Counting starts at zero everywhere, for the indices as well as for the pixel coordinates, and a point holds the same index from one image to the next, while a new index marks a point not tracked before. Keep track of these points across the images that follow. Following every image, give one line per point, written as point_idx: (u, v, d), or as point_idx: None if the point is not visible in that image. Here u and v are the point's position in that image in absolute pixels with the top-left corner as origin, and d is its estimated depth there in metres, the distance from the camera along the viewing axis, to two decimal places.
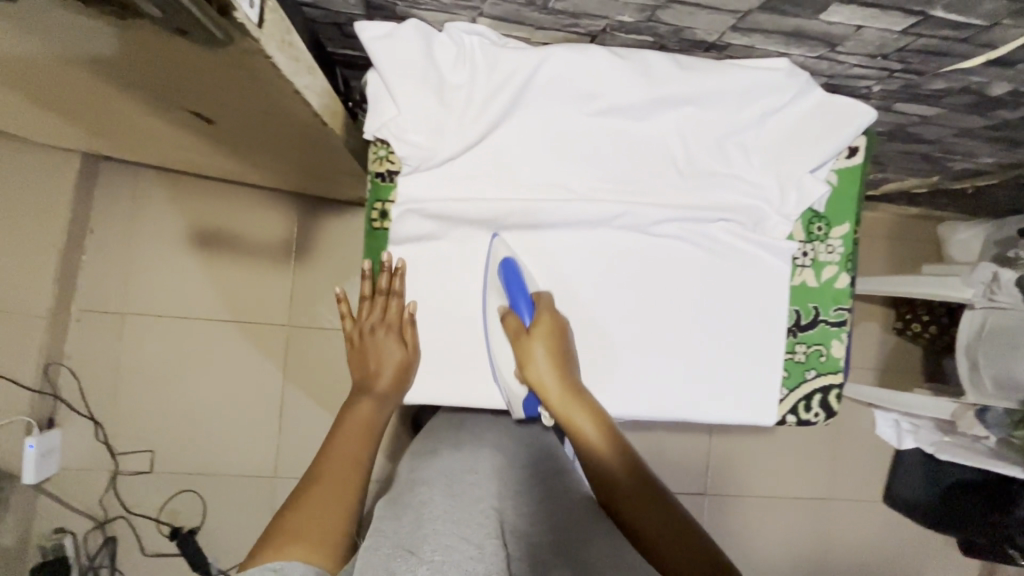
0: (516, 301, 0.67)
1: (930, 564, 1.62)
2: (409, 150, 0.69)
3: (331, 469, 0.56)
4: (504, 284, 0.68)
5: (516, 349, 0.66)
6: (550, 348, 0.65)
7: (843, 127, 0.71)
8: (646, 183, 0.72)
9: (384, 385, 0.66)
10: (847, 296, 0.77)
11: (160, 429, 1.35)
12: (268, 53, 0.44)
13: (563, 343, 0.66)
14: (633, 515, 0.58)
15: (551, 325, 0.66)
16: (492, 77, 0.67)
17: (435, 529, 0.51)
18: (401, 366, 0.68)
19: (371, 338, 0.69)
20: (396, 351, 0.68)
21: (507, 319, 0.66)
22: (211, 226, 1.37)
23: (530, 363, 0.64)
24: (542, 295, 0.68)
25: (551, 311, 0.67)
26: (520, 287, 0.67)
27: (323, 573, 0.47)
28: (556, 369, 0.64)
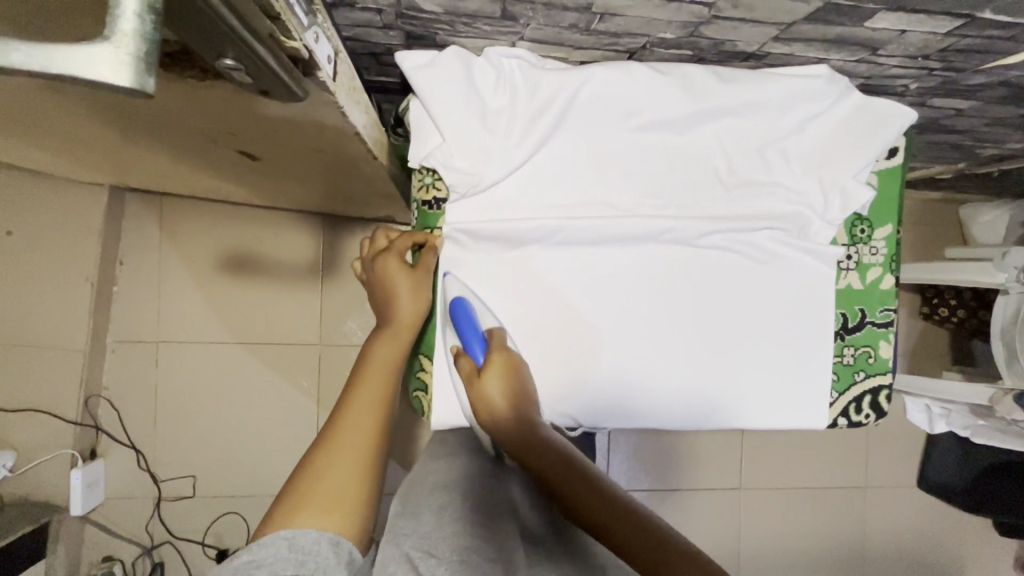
0: (469, 343, 0.66)
1: (967, 545, 1.62)
2: (456, 177, 0.69)
3: (345, 430, 0.58)
4: (456, 327, 0.67)
5: (472, 393, 0.64)
6: (503, 385, 0.63)
7: (885, 128, 0.71)
8: (689, 195, 0.72)
9: (399, 317, 0.67)
10: (892, 297, 0.77)
11: (199, 454, 1.37)
12: (336, 101, 0.45)
13: (518, 378, 0.65)
14: (599, 523, 0.52)
15: (502, 363, 0.64)
16: (533, 100, 0.67)
17: (457, 531, 0.52)
18: (413, 290, 0.68)
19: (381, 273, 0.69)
20: (404, 280, 0.68)
21: (461, 361, 0.66)
22: (236, 249, 1.38)
23: (484, 405, 0.63)
24: (496, 331, 0.67)
25: (503, 349, 0.65)
26: (472, 328, 0.66)
27: (335, 536, 0.51)
28: (511, 405, 0.62)
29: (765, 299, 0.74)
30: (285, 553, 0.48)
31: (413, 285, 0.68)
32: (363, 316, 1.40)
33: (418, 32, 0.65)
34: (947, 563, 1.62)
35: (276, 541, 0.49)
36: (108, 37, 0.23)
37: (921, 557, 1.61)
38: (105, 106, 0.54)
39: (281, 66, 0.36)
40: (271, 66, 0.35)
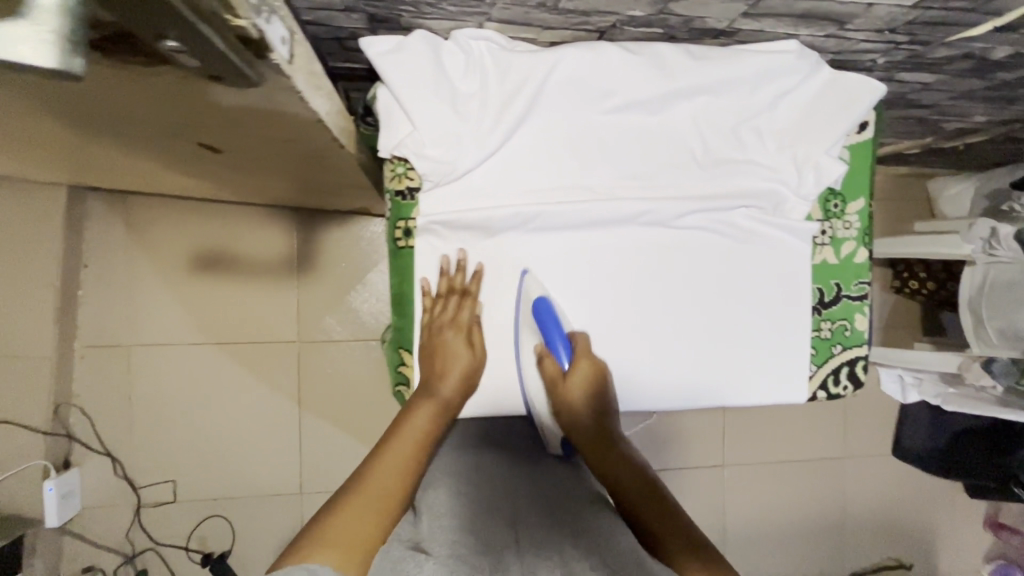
0: (554, 343, 0.69)
1: (939, 508, 1.69)
2: (428, 165, 0.66)
3: (374, 479, 0.57)
4: (542, 326, 0.69)
5: (554, 394, 0.69)
6: (589, 393, 0.68)
7: (855, 102, 0.72)
8: (666, 176, 0.71)
9: (447, 390, 0.66)
10: (866, 270, 0.78)
11: (179, 458, 1.34)
12: (295, 87, 0.43)
13: (599, 383, 0.69)
14: (631, 504, 0.62)
15: (590, 369, 0.69)
16: (503, 84, 0.66)
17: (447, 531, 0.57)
18: (467, 370, 0.67)
19: (440, 339, 0.68)
20: (463, 357, 0.67)
21: (546, 362, 0.69)
22: (207, 248, 1.34)
23: (569, 405, 0.69)
24: (578, 334, 0.70)
25: (588, 354, 0.69)
26: (559, 331, 0.69)
27: None
28: (593, 413, 0.68)
29: (743, 279, 0.74)
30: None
31: (467, 364, 0.67)
32: (343, 310, 1.38)
33: (382, 15, 0.62)
34: (922, 526, 1.68)
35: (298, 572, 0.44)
36: (23, 15, 0.22)
37: (897, 521, 1.67)
38: (52, 100, 0.51)
39: (230, 49, 0.34)
40: (219, 48, 0.33)
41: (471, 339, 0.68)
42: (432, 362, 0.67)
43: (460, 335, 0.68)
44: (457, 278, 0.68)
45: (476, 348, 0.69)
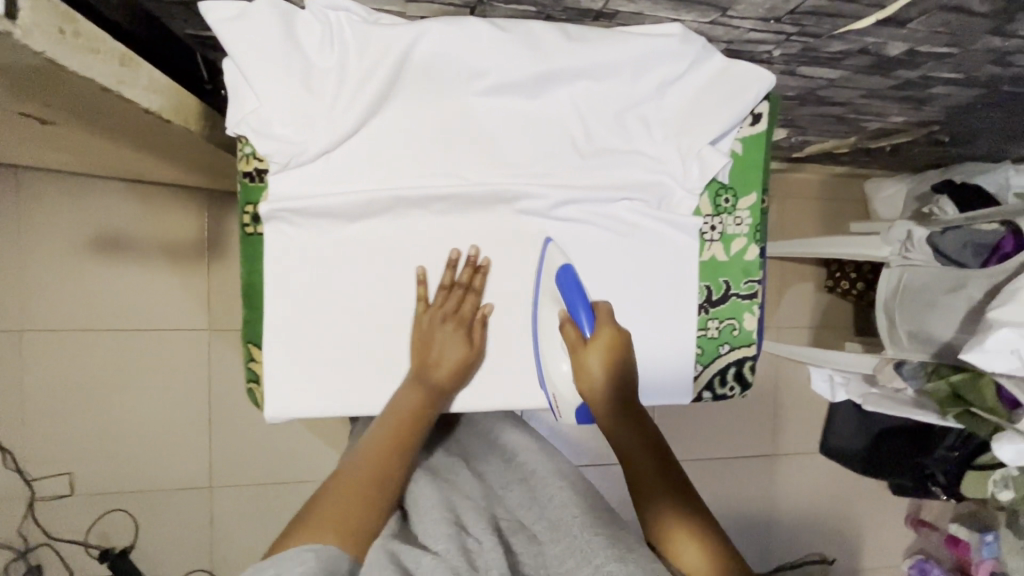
0: (576, 310, 0.63)
1: (864, 505, 1.72)
2: (274, 144, 0.60)
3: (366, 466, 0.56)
4: (563, 291, 0.64)
5: (572, 361, 0.63)
6: (607, 364, 0.62)
7: (743, 92, 0.69)
8: (544, 165, 0.68)
9: (442, 380, 0.63)
10: (756, 267, 0.76)
11: (76, 450, 1.27)
12: (37, 49, 0.38)
13: (623, 359, 0.63)
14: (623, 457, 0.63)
15: (613, 338, 0.62)
16: (362, 57, 0.60)
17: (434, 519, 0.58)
18: (462, 363, 0.64)
19: (438, 331, 0.64)
20: (460, 350, 0.64)
21: (565, 329, 0.63)
22: (109, 228, 1.25)
23: (585, 375, 0.62)
24: (603, 305, 0.64)
25: (612, 323, 0.63)
26: (580, 295, 0.64)
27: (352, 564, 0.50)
28: (611, 387, 0.62)
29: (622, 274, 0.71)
30: (314, 568, 0.47)
31: (466, 358, 0.65)
32: None
33: None
34: (847, 522, 1.71)
35: (301, 555, 0.48)
36: None
37: (823, 518, 1.69)
38: None
39: None
40: None
41: (470, 336, 0.65)
42: (428, 351, 0.64)
43: (459, 329, 0.65)
44: (463, 274, 0.66)
45: (475, 343, 0.66)
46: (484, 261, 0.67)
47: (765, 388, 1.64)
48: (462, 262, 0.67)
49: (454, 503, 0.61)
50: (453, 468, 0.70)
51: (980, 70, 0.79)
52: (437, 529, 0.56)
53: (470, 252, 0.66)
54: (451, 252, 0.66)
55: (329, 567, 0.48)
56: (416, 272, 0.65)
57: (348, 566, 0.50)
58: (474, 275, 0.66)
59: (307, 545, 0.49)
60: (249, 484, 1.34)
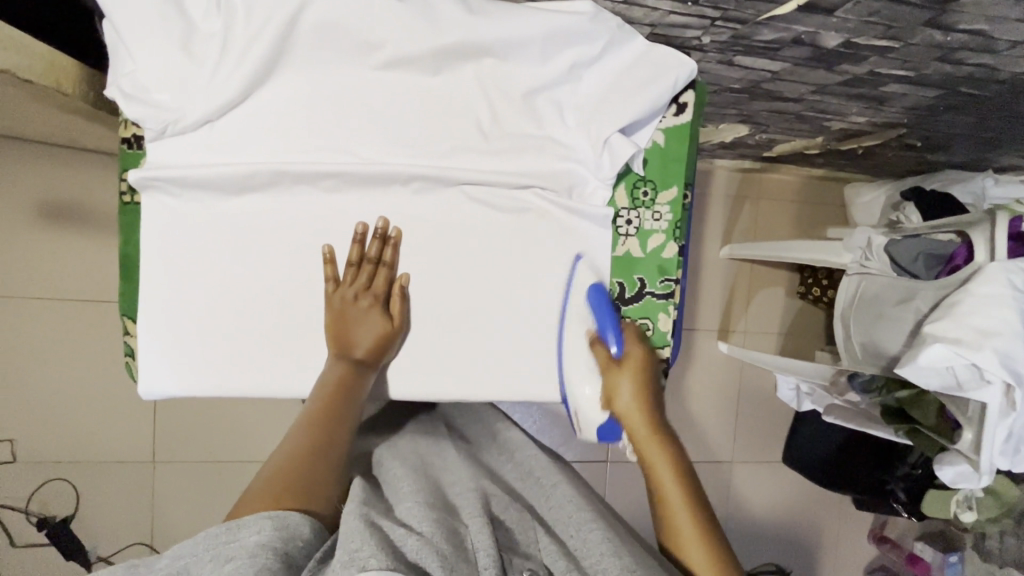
0: (605, 329, 0.65)
1: (826, 519, 1.67)
2: (148, 110, 0.57)
3: (303, 439, 0.53)
4: (593, 310, 0.66)
5: (602, 381, 0.63)
6: (637, 387, 0.62)
7: (662, 79, 0.65)
8: (445, 146, 0.65)
9: (361, 353, 0.62)
10: (673, 266, 0.72)
11: (18, 417, 1.26)
12: None
13: (654, 378, 0.63)
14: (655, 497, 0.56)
15: (640, 360, 0.63)
16: (247, 22, 0.57)
17: (422, 498, 0.52)
18: (382, 336, 0.63)
19: (352, 308, 0.62)
20: (378, 324, 0.63)
21: (595, 348, 0.64)
22: (58, 198, 1.24)
23: (615, 396, 0.62)
24: (630, 328, 0.66)
25: (640, 344, 0.64)
26: (610, 316, 0.65)
27: (319, 528, 0.46)
28: (643, 408, 0.60)
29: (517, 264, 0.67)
30: (273, 532, 0.41)
31: (387, 330, 0.63)
32: None
33: None
34: (807, 535, 1.66)
35: (258, 522, 0.42)
36: None
37: (781, 529, 1.65)
38: None
39: None
40: None
41: (389, 309, 0.64)
42: (344, 329, 0.62)
43: (376, 305, 0.63)
44: (372, 247, 0.63)
45: (395, 315, 0.64)
46: (393, 233, 0.64)
47: (729, 393, 1.60)
48: (371, 236, 0.64)
49: (439, 488, 0.57)
50: (436, 464, 0.64)
51: (930, 68, 0.75)
52: (425, 513, 0.49)
53: (380, 224, 0.63)
54: (356, 228, 0.63)
55: (293, 533, 0.43)
56: (322, 252, 0.63)
57: (311, 532, 0.45)
58: (384, 248, 0.64)
59: (266, 512, 0.44)
60: (192, 460, 1.33)
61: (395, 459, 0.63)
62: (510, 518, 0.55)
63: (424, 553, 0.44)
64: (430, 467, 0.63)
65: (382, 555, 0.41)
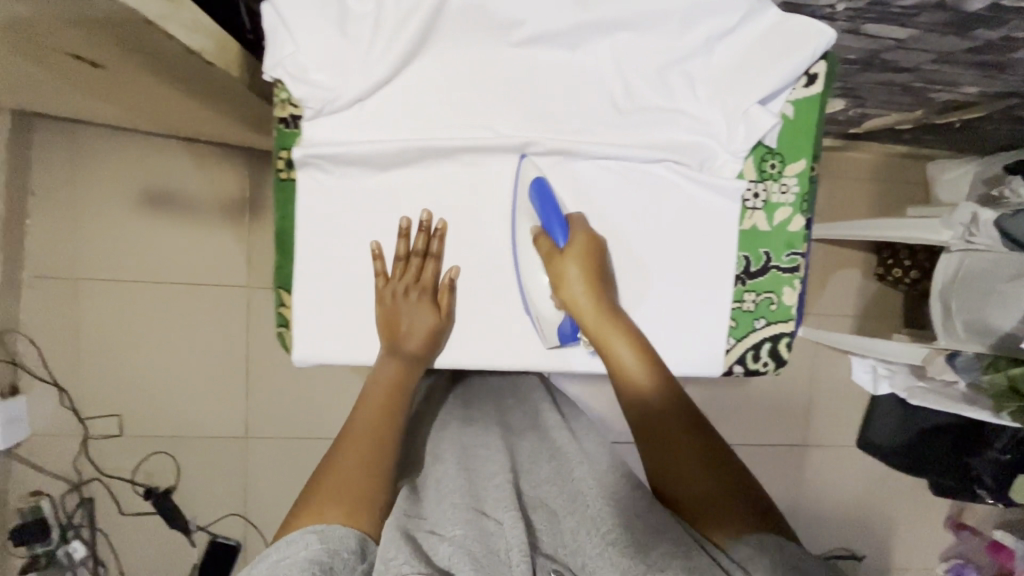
0: (549, 222, 0.64)
1: (902, 505, 1.64)
2: (308, 90, 0.60)
3: (360, 436, 0.57)
4: (535, 204, 0.64)
5: (550, 273, 0.63)
6: (587, 272, 0.62)
7: (800, 48, 0.64)
8: (580, 122, 0.65)
9: (411, 347, 0.63)
10: (800, 239, 0.72)
11: (125, 394, 1.34)
12: None
13: (601, 265, 0.64)
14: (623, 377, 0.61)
15: (588, 244, 0.63)
16: (400, 1, 0.59)
17: (458, 500, 0.55)
18: (431, 331, 0.64)
19: (401, 303, 0.64)
20: (428, 318, 0.64)
21: (540, 240, 0.64)
22: (159, 185, 1.30)
23: (565, 286, 0.62)
24: (575, 216, 0.65)
25: (587, 230, 0.64)
26: (552, 206, 0.63)
27: (365, 535, 0.50)
28: (593, 295, 0.62)
29: (639, 241, 0.68)
30: (320, 547, 0.46)
31: (436, 324, 0.65)
32: None
33: None
34: (881, 522, 1.63)
35: (305, 538, 0.47)
36: None
37: (853, 515, 1.62)
38: None
39: None
40: None
41: (436, 302, 0.65)
42: (394, 321, 0.64)
43: (424, 298, 0.65)
44: (418, 240, 0.64)
45: (443, 309, 0.66)
46: (438, 225, 0.64)
47: (802, 377, 1.58)
48: (416, 228, 0.65)
49: (478, 482, 0.59)
50: (479, 452, 0.67)
51: None
52: (467, 514, 0.52)
53: (423, 217, 0.64)
54: (399, 223, 0.64)
55: (338, 547, 0.47)
56: (371, 247, 0.64)
57: (357, 544, 0.49)
58: (431, 241, 0.65)
59: (313, 526, 0.48)
60: (281, 436, 1.39)
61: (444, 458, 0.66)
62: (541, 517, 0.57)
63: (454, 559, 0.47)
64: (470, 458, 0.66)
65: (416, 563, 0.44)
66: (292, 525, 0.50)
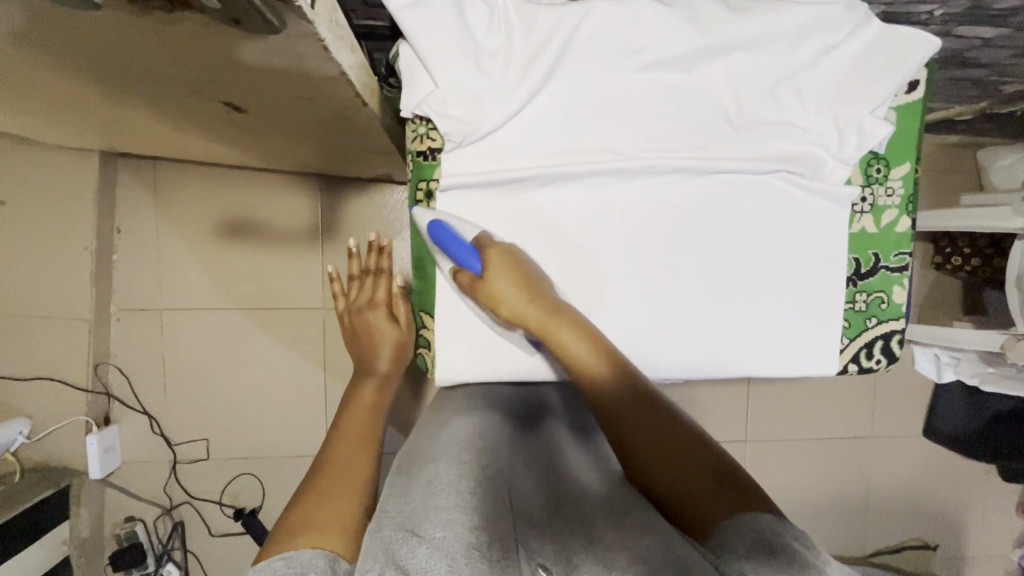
0: (460, 254, 0.64)
1: (971, 491, 1.63)
2: (451, 124, 0.65)
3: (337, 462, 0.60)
4: (440, 244, 0.66)
5: (483, 297, 0.64)
6: (511, 283, 0.63)
7: (907, 59, 0.66)
8: (696, 139, 0.69)
9: (384, 364, 0.79)
10: (908, 240, 0.74)
11: (211, 419, 1.38)
12: (318, 35, 0.44)
13: (522, 268, 0.64)
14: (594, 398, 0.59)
15: (501, 260, 0.64)
16: (531, 40, 0.63)
17: (445, 500, 0.48)
18: (394, 343, 0.81)
19: (366, 319, 0.82)
20: (391, 333, 0.81)
21: (460, 277, 0.65)
22: (235, 216, 1.35)
23: (500, 305, 0.63)
24: (481, 238, 0.65)
25: (496, 247, 0.64)
26: (455, 240, 0.65)
27: (334, 553, 0.48)
28: (525, 299, 0.62)
29: (755, 250, 0.71)
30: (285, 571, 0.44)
31: (399, 335, 0.81)
32: None
33: None
34: (952, 509, 1.63)
35: (271, 565, 0.45)
36: None
37: (924, 503, 1.62)
38: (74, 40, 0.52)
39: None
40: None
41: (395, 316, 0.82)
42: (363, 339, 0.82)
43: (382, 312, 0.83)
44: (371, 260, 0.85)
45: (402, 322, 0.82)
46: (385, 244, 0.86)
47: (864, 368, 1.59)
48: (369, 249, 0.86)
49: (474, 479, 0.53)
50: (471, 445, 0.60)
51: None
52: (456, 516, 0.47)
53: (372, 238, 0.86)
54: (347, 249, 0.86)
55: (306, 568, 0.45)
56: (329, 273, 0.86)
57: (326, 562, 0.47)
58: (381, 259, 0.86)
59: (280, 554, 0.47)
60: None
61: (438, 453, 0.58)
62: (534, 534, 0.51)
63: (432, 561, 0.42)
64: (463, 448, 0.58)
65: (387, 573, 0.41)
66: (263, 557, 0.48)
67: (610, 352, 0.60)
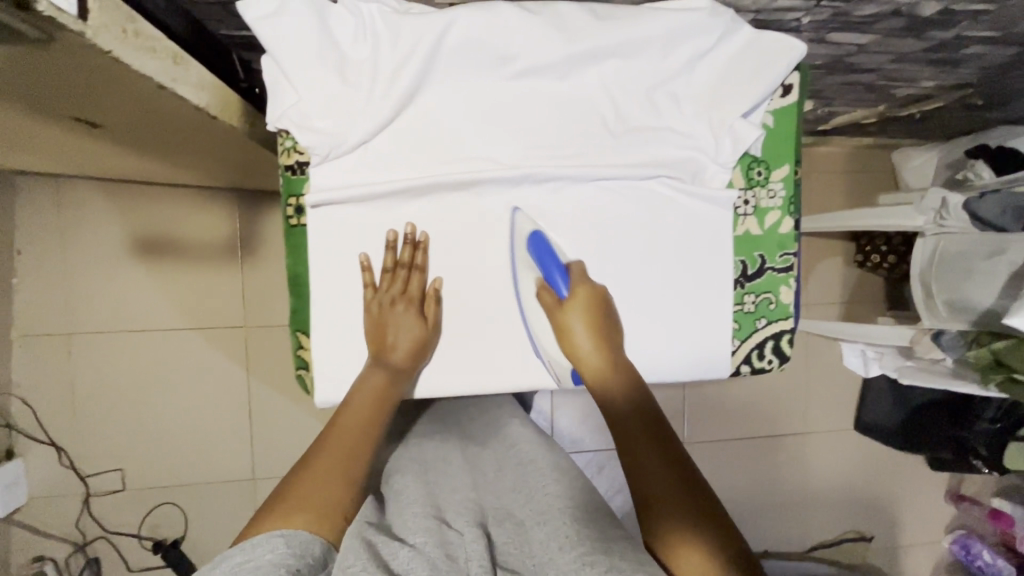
0: (551, 274, 0.67)
1: (903, 481, 1.68)
2: (317, 137, 0.64)
3: (337, 440, 0.61)
4: (536, 259, 0.68)
5: (555, 322, 0.67)
6: (589, 322, 0.66)
7: (774, 64, 0.67)
8: (575, 147, 0.68)
9: (398, 358, 0.66)
10: (792, 240, 0.76)
11: (129, 447, 1.32)
12: (98, 44, 0.41)
13: (604, 313, 0.67)
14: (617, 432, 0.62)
15: (589, 296, 0.67)
16: (395, 48, 0.61)
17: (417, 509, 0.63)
18: (416, 342, 0.67)
19: (389, 312, 0.66)
20: (415, 329, 0.66)
21: (543, 294, 0.67)
22: (149, 233, 1.30)
23: (569, 336, 0.66)
24: (576, 266, 0.68)
25: (587, 283, 0.67)
26: (552, 260, 0.67)
27: (325, 542, 0.54)
28: (597, 343, 0.65)
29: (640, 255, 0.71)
30: (285, 549, 0.50)
31: (425, 334, 0.67)
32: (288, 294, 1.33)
33: None
34: (885, 500, 1.67)
35: (272, 540, 0.50)
36: None
37: (858, 496, 1.66)
38: None
39: None
40: None
41: (423, 313, 0.67)
42: (382, 332, 0.66)
43: (411, 309, 0.67)
44: (404, 252, 0.67)
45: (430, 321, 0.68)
46: (421, 237, 0.67)
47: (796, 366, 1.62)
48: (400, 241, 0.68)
49: (432, 495, 0.67)
50: (435, 470, 0.75)
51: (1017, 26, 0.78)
52: (428, 521, 0.59)
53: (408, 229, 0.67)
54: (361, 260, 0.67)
55: (304, 552, 0.51)
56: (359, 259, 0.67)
57: (321, 550, 0.53)
58: (415, 253, 0.68)
59: (279, 529, 0.52)
60: None
61: (404, 471, 0.73)
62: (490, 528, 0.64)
63: (414, 564, 0.52)
64: (428, 472, 0.73)
65: (373, 565, 0.49)
66: (256, 525, 0.53)
67: (654, 412, 0.63)
